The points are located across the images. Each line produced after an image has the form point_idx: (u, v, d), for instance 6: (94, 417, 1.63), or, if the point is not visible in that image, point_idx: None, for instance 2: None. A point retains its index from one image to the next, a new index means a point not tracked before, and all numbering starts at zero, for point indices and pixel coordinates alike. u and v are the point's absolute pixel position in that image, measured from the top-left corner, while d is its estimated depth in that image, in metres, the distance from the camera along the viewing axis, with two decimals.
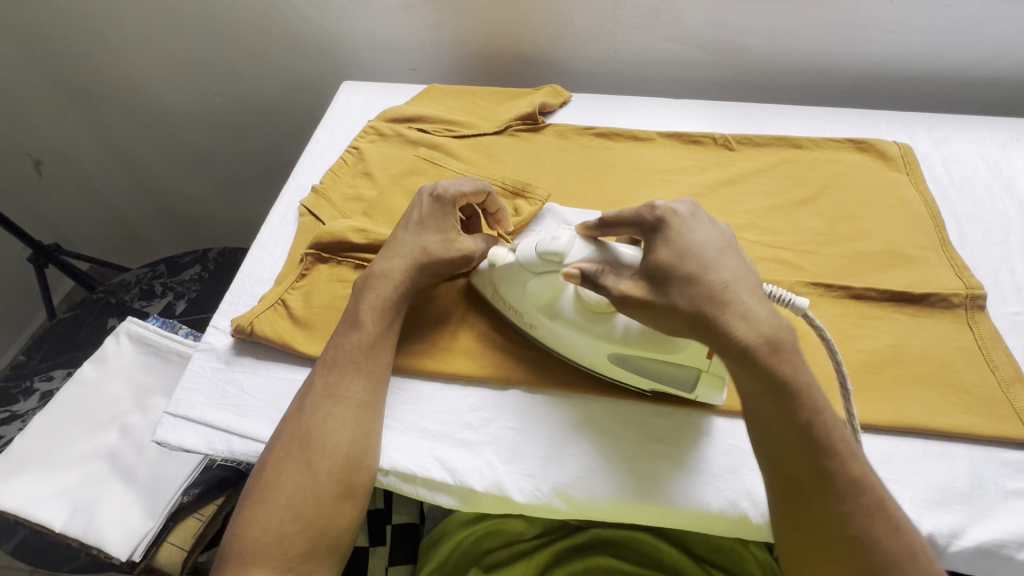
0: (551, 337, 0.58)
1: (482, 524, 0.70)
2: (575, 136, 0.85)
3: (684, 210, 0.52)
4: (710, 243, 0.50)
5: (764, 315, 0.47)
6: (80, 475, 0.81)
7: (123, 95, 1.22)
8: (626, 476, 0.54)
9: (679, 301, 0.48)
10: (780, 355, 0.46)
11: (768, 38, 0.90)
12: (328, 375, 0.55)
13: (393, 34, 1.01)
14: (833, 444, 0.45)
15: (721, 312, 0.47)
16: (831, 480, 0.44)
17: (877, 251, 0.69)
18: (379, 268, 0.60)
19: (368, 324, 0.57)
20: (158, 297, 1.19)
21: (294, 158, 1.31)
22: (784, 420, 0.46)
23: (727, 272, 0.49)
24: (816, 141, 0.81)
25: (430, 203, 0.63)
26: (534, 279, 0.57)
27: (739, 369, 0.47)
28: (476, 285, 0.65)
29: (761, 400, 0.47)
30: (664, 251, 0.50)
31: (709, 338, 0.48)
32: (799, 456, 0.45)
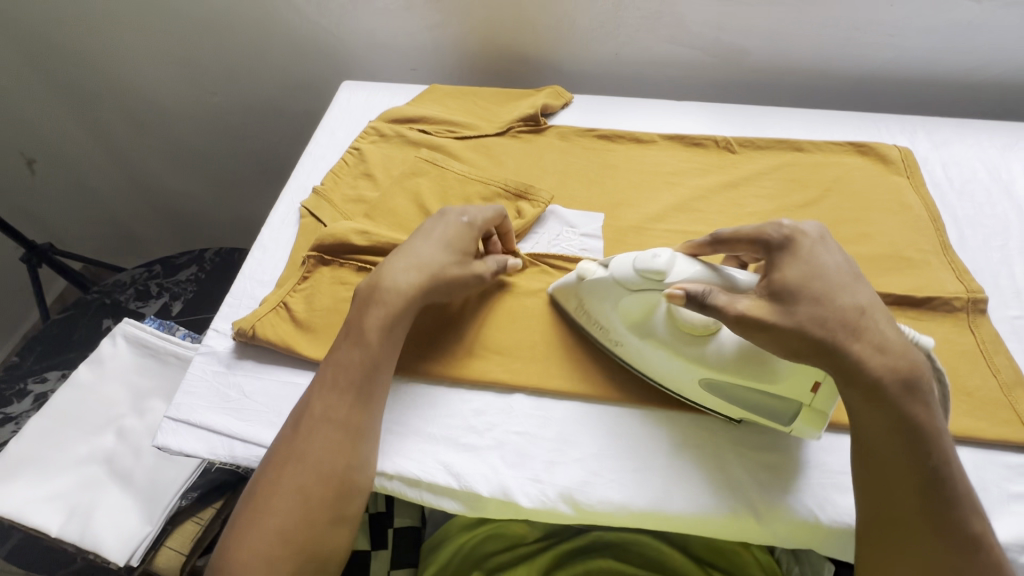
0: (635, 354, 0.58)
1: (484, 527, 0.70)
2: (577, 138, 0.84)
3: (816, 231, 0.51)
4: (842, 268, 0.49)
5: (900, 348, 0.45)
6: (75, 479, 0.80)
7: (119, 93, 1.20)
8: (632, 481, 0.54)
9: (809, 322, 0.46)
10: (915, 396, 0.44)
11: (768, 41, 0.90)
12: (327, 395, 0.54)
13: (394, 35, 1.01)
14: (957, 493, 0.44)
15: (856, 341, 0.45)
16: (949, 526, 0.43)
17: (879, 255, 0.69)
18: (388, 278, 0.58)
19: (371, 344, 0.56)
20: (154, 298, 1.18)
21: (293, 158, 1.30)
22: (909, 461, 0.44)
23: (863, 297, 0.47)
24: (817, 144, 0.81)
25: (451, 222, 0.62)
26: (628, 295, 0.56)
27: (867, 404, 0.45)
28: (557, 299, 0.64)
29: (886, 438, 0.45)
30: (792, 271, 0.48)
31: (836, 367, 0.46)
32: (917, 499, 0.44)
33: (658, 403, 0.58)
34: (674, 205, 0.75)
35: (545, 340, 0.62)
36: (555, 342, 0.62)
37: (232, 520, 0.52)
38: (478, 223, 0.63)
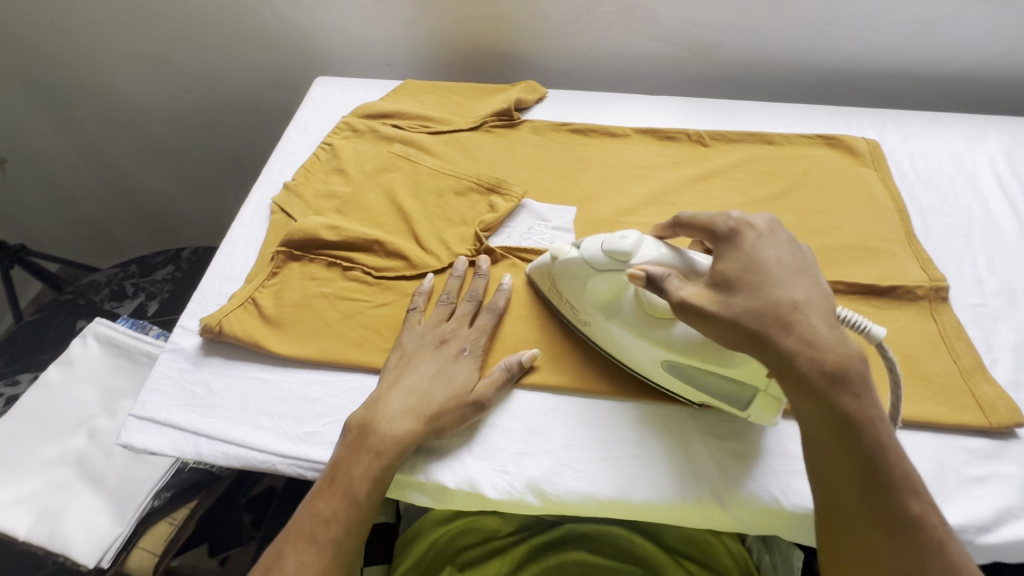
0: (604, 336, 0.58)
1: (457, 522, 0.69)
2: (550, 133, 0.85)
3: (761, 224, 0.51)
4: (785, 261, 0.48)
5: (832, 341, 0.44)
6: (45, 481, 0.79)
7: (90, 91, 1.18)
8: (598, 470, 0.54)
9: (741, 314, 0.46)
10: (843, 387, 0.43)
11: (741, 36, 0.91)
12: (335, 495, 0.52)
13: (368, 30, 1.00)
14: (894, 482, 0.43)
15: (785, 334, 0.44)
16: (890, 515, 0.42)
17: (845, 245, 0.70)
18: (383, 417, 0.54)
19: (358, 495, 0.51)
20: (129, 298, 1.16)
21: (269, 155, 1.28)
22: (843, 451, 0.44)
23: (799, 292, 0.46)
24: (787, 136, 0.82)
25: (453, 353, 0.59)
26: (595, 275, 0.57)
27: (797, 396, 0.44)
28: (534, 279, 0.65)
29: (818, 429, 0.44)
30: (730, 264, 0.49)
31: (767, 358, 0.45)
32: (855, 489, 0.43)
33: (627, 393, 0.58)
34: (645, 198, 0.75)
35: (514, 333, 0.63)
36: (524, 335, 0.62)
37: None
38: (480, 350, 0.60)
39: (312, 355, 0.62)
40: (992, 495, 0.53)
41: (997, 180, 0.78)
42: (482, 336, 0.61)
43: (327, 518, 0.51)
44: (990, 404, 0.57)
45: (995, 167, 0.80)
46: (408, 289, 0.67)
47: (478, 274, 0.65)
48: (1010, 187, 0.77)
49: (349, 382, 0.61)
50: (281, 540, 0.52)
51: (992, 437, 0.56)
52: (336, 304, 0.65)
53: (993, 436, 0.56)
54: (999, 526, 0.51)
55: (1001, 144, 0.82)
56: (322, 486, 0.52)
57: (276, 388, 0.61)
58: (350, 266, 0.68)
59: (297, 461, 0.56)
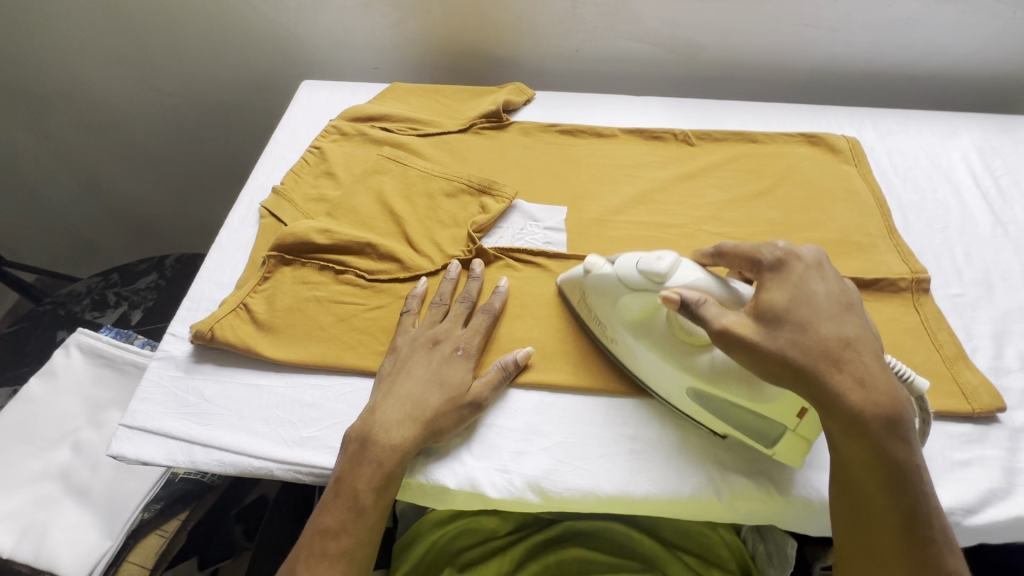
0: (630, 355, 0.57)
1: (456, 523, 0.69)
2: (539, 134, 0.85)
3: (810, 257, 0.52)
4: (832, 296, 0.49)
5: (884, 382, 0.45)
6: (28, 497, 0.76)
7: (68, 96, 1.16)
8: (597, 466, 0.55)
9: (790, 348, 0.46)
10: (895, 432, 0.44)
11: (722, 37, 0.93)
12: (340, 508, 0.52)
13: (354, 34, 1.00)
14: (933, 533, 0.43)
15: (835, 372, 0.45)
16: (926, 566, 0.42)
17: (830, 239, 0.72)
18: (382, 429, 0.54)
19: (365, 507, 0.52)
20: (112, 307, 1.14)
21: (254, 159, 1.27)
22: (885, 493, 0.44)
23: (847, 331, 0.47)
24: (770, 135, 0.84)
25: (445, 355, 0.59)
26: (628, 294, 0.56)
27: (844, 437, 0.45)
28: (565, 289, 0.64)
29: (859, 472, 0.45)
30: (780, 294, 0.49)
31: (814, 395, 0.45)
32: (890, 536, 0.43)
33: (623, 390, 0.59)
34: (635, 197, 0.76)
35: (510, 333, 0.63)
36: (521, 335, 0.63)
37: None
38: (473, 349, 0.60)
39: (306, 360, 0.61)
40: (976, 478, 0.55)
41: (971, 175, 0.81)
42: (475, 335, 0.61)
43: (341, 531, 0.51)
44: (972, 391, 0.59)
45: (969, 162, 0.83)
46: (402, 291, 0.66)
47: (471, 277, 0.66)
48: (984, 181, 0.80)
49: (345, 386, 0.60)
50: (294, 555, 0.52)
51: (975, 422, 0.58)
52: (329, 307, 0.65)
53: (975, 421, 0.58)
54: (985, 508, 0.53)
55: (973, 140, 0.85)
56: (327, 499, 0.52)
57: (271, 394, 0.60)
58: (343, 269, 0.67)
59: (295, 466, 0.56)
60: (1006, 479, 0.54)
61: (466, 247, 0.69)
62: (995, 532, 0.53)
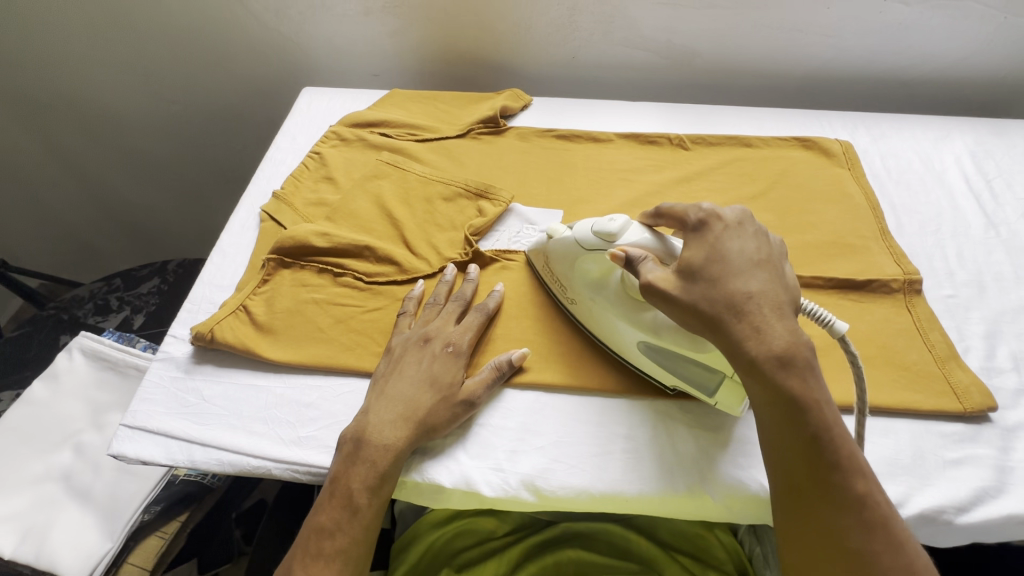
0: (588, 314, 0.61)
1: (453, 524, 0.70)
2: (536, 138, 0.87)
3: (730, 218, 0.53)
4: (746, 252, 0.51)
5: (780, 330, 0.47)
6: (31, 498, 0.77)
7: (72, 104, 1.18)
8: (591, 466, 0.55)
9: (699, 301, 0.49)
10: (790, 370, 0.46)
11: (717, 43, 0.94)
12: (334, 507, 0.52)
13: (354, 41, 1.02)
14: (839, 461, 0.45)
15: (737, 320, 0.47)
16: (834, 493, 0.45)
17: (823, 241, 0.72)
18: (374, 427, 0.54)
19: (360, 507, 0.52)
20: (114, 311, 1.15)
21: (255, 166, 1.29)
22: (790, 429, 0.46)
23: (756, 283, 0.49)
24: (764, 139, 0.85)
25: (437, 351, 0.59)
26: (586, 255, 0.59)
27: (748, 378, 0.47)
28: (532, 259, 0.68)
29: (767, 411, 0.47)
30: (696, 253, 0.51)
31: (722, 343, 0.48)
32: (800, 466, 0.46)
33: (618, 389, 0.60)
34: (630, 200, 0.77)
35: (506, 334, 0.64)
36: (517, 335, 0.63)
37: None
38: (464, 346, 0.60)
39: (305, 361, 0.62)
40: (968, 476, 0.55)
41: (964, 178, 0.82)
42: (467, 331, 0.61)
43: (336, 528, 0.52)
44: (963, 390, 0.59)
45: (962, 165, 0.84)
46: (399, 294, 0.67)
47: (467, 280, 0.66)
48: (977, 185, 0.81)
49: (343, 386, 0.61)
50: (292, 554, 0.53)
51: (966, 422, 0.59)
52: (328, 309, 0.66)
53: (967, 421, 0.59)
54: (976, 506, 0.53)
55: (966, 143, 0.86)
56: (324, 499, 0.53)
57: (269, 394, 0.61)
58: (341, 272, 0.68)
59: (292, 465, 0.56)
60: (997, 477, 0.55)
61: (459, 253, 0.70)
62: (986, 530, 0.54)
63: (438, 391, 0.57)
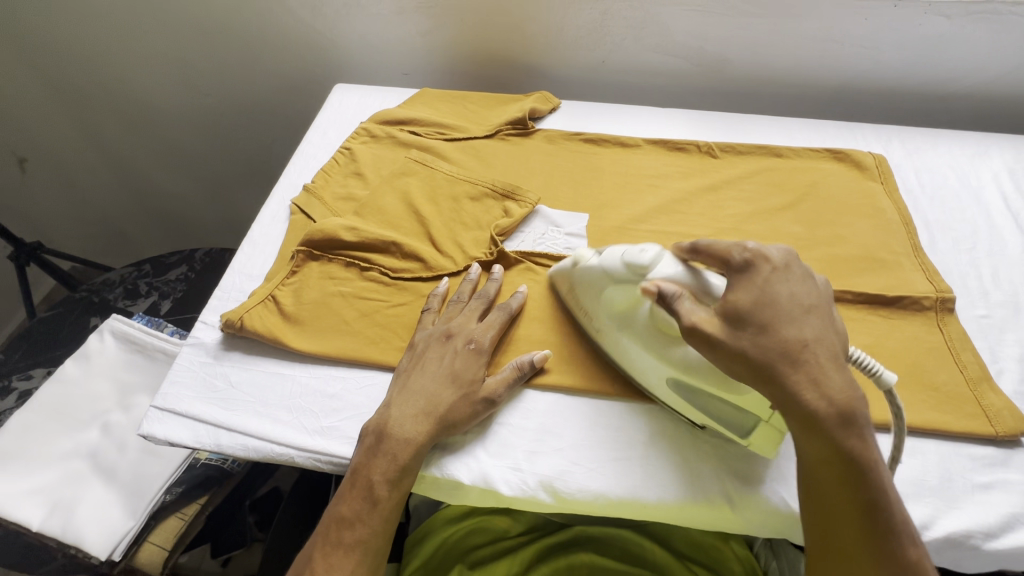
0: (614, 346, 0.59)
1: (469, 521, 0.70)
2: (564, 141, 0.87)
3: (777, 259, 0.51)
4: (797, 298, 0.49)
5: (839, 383, 0.46)
6: (59, 473, 0.80)
7: (114, 93, 1.22)
8: (610, 470, 0.55)
9: (751, 348, 0.47)
10: (849, 429, 0.44)
11: (750, 52, 0.93)
12: (354, 500, 0.53)
13: (387, 40, 1.03)
14: (893, 525, 0.43)
15: (794, 372, 0.46)
16: (886, 560, 0.43)
17: (853, 256, 0.71)
18: (403, 425, 0.55)
19: (379, 499, 0.53)
20: (143, 296, 1.18)
21: (285, 161, 1.32)
22: (847, 491, 0.44)
23: (809, 330, 0.48)
24: (795, 149, 0.84)
25: (459, 348, 0.60)
26: (614, 286, 0.58)
27: (803, 433, 0.46)
28: (556, 280, 0.66)
29: (821, 468, 0.45)
30: (745, 295, 0.50)
31: (775, 395, 0.47)
32: (854, 530, 0.44)
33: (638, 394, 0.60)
34: (657, 207, 0.77)
35: (529, 335, 0.64)
36: (540, 338, 0.64)
37: None
38: (486, 344, 0.60)
39: (330, 352, 0.63)
40: (998, 502, 0.54)
41: (1002, 196, 0.80)
42: (489, 328, 0.62)
43: (355, 520, 0.53)
44: (995, 413, 0.58)
45: (1000, 183, 0.81)
46: (424, 290, 0.68)
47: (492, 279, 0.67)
48: (1014, 204, 0.79)
49: (366, 378, 0.62)
50: (310, 543, 0.54)
51: (998, 445, 0.57)
52: (353, 303, 0.66)
53: (998, 445, 0.57)
54: (1005, 532, 0.52)
55: (1005, 161, 0.84)
56: (345, 488, 0.54)
57: (295, 383, 0.62)
58: (368, 266, 0.69)
59: (314, 454, 0.57)
60: None
61: (483, 253, 0.71)
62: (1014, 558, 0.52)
63: (459, 390, 0.57)
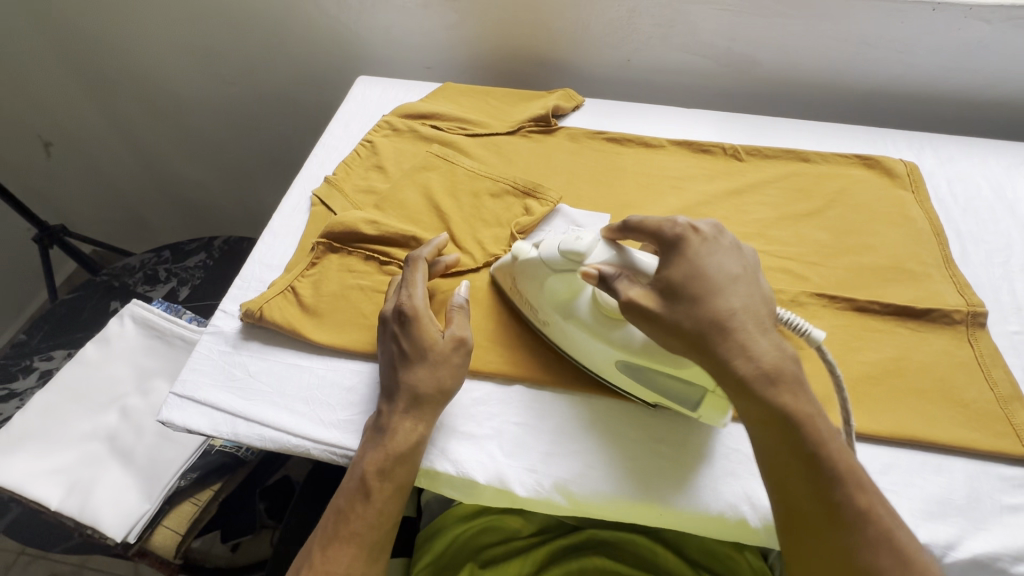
0: (562, 335, 0.59)
1: (481, 519, 0.70)
2: (586, 140, 0.86)
3: (705, 232, 0.52)
4: (726, 268, 0.50)
5: (765, 346, 0.47)
6: (78, 454, 0.81)
7: (138, 80, 1.23)
8: (628, 476, 0.55)
9: (683, 320, 0.48)
10: (779, 386, 0.46)
11: (780, 54, 0.91)
12: (348, 492, 0.53)
13: (410, 33, 1.02)
14: (838, 477, 0.45)
15: (722, 337, 0.47)
16: (836, 512, 0.44)
17: (880, 266, 0.70)
18: (389, 415, 0.55)
19: (372, 491, 0.53)
20: (162, 282, 1.19)
21: (304, 151, 1.32)
22: (789, 450, 0.46)
23: (738, 299, 0.49)
24: (823, 155, 0.82)
25: (396, 326, 0.58)
26: (553, 276, 0.58)
27: (739, 398, 0.47)
28: (498, 278, 0.66)
29: (761, 430, 0.47)
30: (676, 269, 0.50)
31: (709, 362, 0.48)
32: (802, 487, 0.45)
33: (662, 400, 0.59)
34: (680, 209, 0.76)
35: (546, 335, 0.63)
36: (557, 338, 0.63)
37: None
38: (418, 305, 0.58)
39: (347, 344, 0.63)
40: None
41: None
42: (418, 288, 0.60)
43: (352, 513, 0.53)
44: None
45: None
46: (442, 286, 0.68)
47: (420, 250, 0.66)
48: None
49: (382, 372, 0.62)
50: (311, 539, 0.54)
51: None
52: (372, 297, 0.66)
53: None
54: None
55: None
56: (348, 482, 0.54)
57: (312, 374, 0.62)
58: (387, 261, 0.69)
59: (329, 447, 0.58)
60: None
61: (499, 250, 0.70)
62: None
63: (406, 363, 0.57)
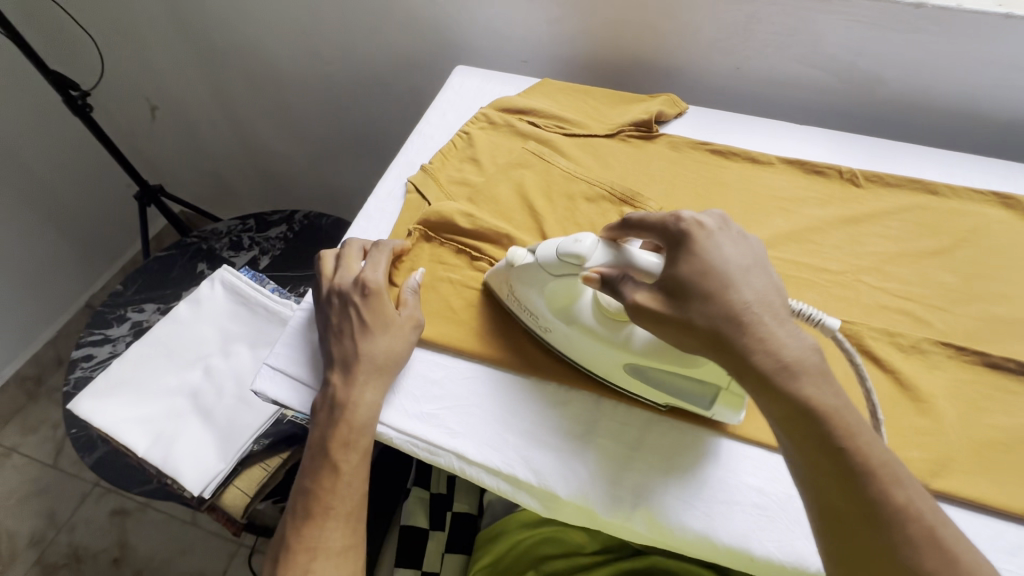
0: (565, 342, 0.58)
1: (544, 531, 0.77)
2: (689, 150, 0.81)
3: (710, 225, 0.49)
4: (734, 260, 0.47)
5: (785, 336, 0.44)
6: (164, 406, 0.85)
7: (244, 56, 1.28)
8: (721, 514, 0.52)
9: (698, 318, 0.45)
10: (802, 378, 0.43)
11: (912, 74, 0.84)
12: (317, 465, 0.57)
13: (512, 25, 1.01)
14: (871, 472, 0.41)
15: (741, 331, 0.44)
16: (872, 510, 0.40)
17: (1017, 319, 0.63)
18: (348, 389, 0.57)
19: (338, 463, 0.56)
20: (245, 249, 1.25)
21: (389, 135, 1.34)
22: (816, 447, 0.42)
23: (751, 290, 0.46)
24: (954, 188, 0.75)
25: (356, 301, 0.61)
26: (552, 280, 0.56)
27: (759, 396, 0.44)
28: (491, 284, 0.63)
29: (785, 428, 0.44)
30: (685, 267, 0.47)
31: (729, 361, 0.45)
32: (837, 487, 0.42)
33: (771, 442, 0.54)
34: (788, 232, 0.71)
35: None
36: None
37: (274, 548, 0.57)
38: (379, 285, 0.62)
39: (436, 338, 0.62)
40: None
41: None
42: (379, 269, 0.63)
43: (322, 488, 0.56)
44: None
45: None
46: None
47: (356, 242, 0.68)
48: None
49: (467, 371, 0.61)
50: (288, 512, 0.57)
51: None
52: (462, 291, 0.66)
53: None
54: None
55: None
56: (316, 456, 0.57)
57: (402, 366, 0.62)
58: (478, 256, 0.68)
59: (412, 439, 0.57)
60: None
61: None
62: None
63: (365, 337, 0.59)
